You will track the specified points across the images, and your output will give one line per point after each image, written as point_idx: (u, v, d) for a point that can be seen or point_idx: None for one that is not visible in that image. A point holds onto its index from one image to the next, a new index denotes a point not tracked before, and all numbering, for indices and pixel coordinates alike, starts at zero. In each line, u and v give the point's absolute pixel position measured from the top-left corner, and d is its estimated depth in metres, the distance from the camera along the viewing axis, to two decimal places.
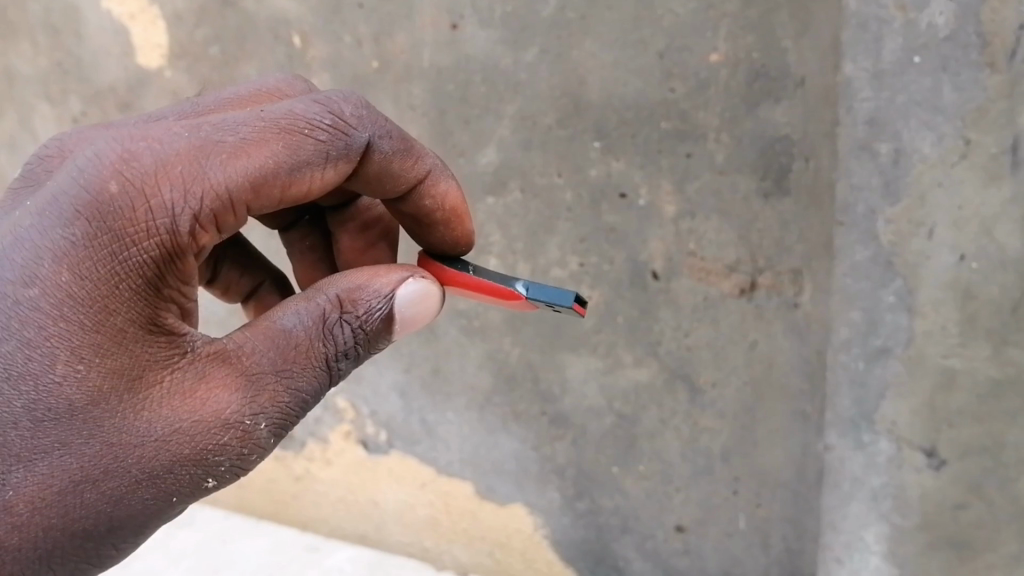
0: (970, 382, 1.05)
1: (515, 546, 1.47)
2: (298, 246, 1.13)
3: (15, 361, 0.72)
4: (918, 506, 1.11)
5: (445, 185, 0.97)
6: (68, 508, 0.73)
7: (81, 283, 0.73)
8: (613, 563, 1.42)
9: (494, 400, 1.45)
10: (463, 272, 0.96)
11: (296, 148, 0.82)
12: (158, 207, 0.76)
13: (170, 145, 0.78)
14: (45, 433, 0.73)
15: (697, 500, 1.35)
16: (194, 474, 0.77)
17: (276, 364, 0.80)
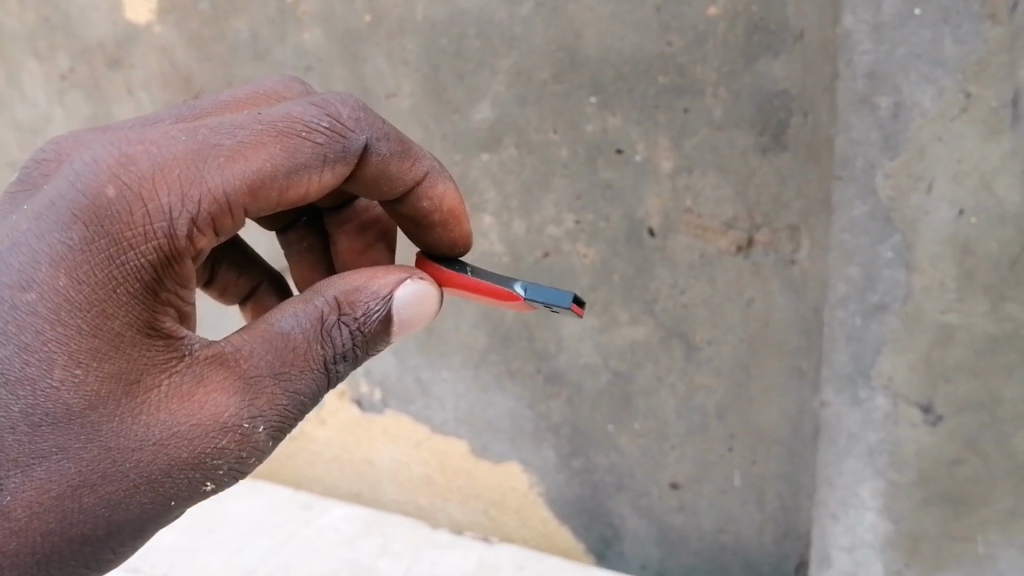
0: (968, 337, 1.06)
1: (510, 504, 1.49)
2: (295, 247, 1.15)
3: (12, 367, 0.74)
4: (914, 461, 1.12)
5: (443, 187, 0.98)
6: (66, 513, 0.75)
7: (80, 287, 0.74)
8: (608, 520, 1.43)
9: (489, 358, 1.45)
10: (461, 274, 0.98)
11: (294, 151, 0.83)
12: (155, 210, 0.77)
13: (168, 147, 0.79)
14: (43, 438, 0.74)
15: (692, 458, 1.35)
16: (192, 478, 0.79)
17: (275, 367, 0.82)
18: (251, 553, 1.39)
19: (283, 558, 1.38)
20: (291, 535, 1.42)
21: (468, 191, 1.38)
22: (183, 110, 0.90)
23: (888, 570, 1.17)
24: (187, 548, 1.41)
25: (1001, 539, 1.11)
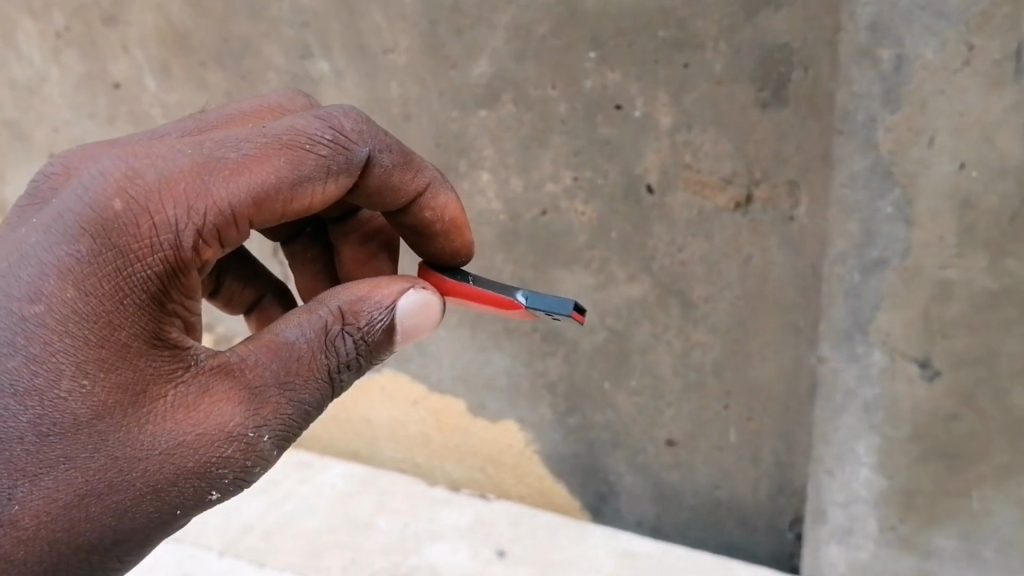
0: (966, 292, 1.06)
1: (506, 462, 1.51)
2: (300, 257, 1.13)
3: (21, 377, 0.74)
4: (909, 417, 1.13)
5: (445, 198, 0.97)
6: (73, 522, 0.75)
7: (87, 299, 0.75)
8: (603, 478, 1.45)
9: (486, 319, 1.44)
10: (463, 283, 0.97)
11: (298, 163, 0.83)
12: (162, 221, 0.77)
13: (173, 160, 0.80)
14: (50, 447, 0.74)
15: (688, 415, 1.36)
16: (197, 486, 0.79)
17: (280, 377, 0.81)
18: (247, 511, 1.39)
19: (280, 515, 1.38)
20: (288, 494, 1.42)
21: (466, 149, 1.37)
22: (191, 123, 0.90)
23: (883, 525, 1.20)
24: None
25: (996, 493, 1.13)
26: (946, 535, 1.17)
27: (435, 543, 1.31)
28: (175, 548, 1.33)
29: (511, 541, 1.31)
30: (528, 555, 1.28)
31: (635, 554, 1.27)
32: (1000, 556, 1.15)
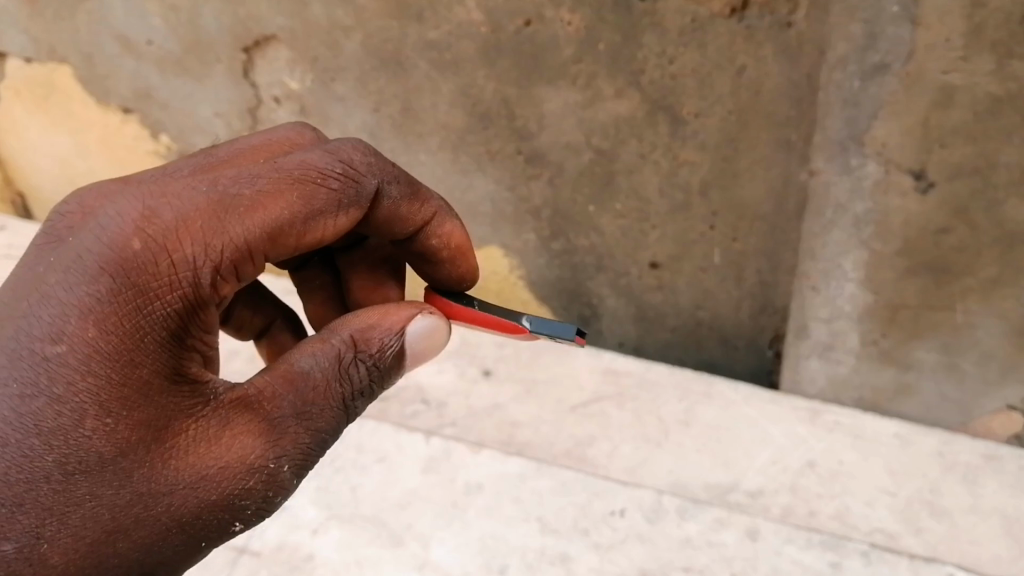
0: (969, 98, 1.01)
1: (489, 289, 1.51)
2: (306, 289, 1.11)
3: (45, 417, 0.71)
4: (899, 231, 1.13)
5: (450, 228, 0.98)
6: (99, 561, 0.72)
7: (109, 338, 0.72)
8: (587, 301, 1.46)
9: (468, 140, 1.35)
10: (470, 308, 0.97)
11: (310, 197, 0.83)
12: (180, 256, 0.75)
13: (189, 199, 0.77)
14: (76, 486, 0.71)
15: (672, 237, 1.32)
16: (219, 516, 0.77)
17: (298, 409, 0.80)
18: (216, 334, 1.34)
19: None
20: None
21: None
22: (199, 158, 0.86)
23: (865, 340, 1.23)
24: None
25: (981, 306, 1.15)
26: (927, 348, 1.21)
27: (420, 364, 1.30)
28: None
29: (497, 361, 1.29)
30: (512, 375, 1.27)
31: (618, 373, 1.25)
32: (979, 368, 1.20)
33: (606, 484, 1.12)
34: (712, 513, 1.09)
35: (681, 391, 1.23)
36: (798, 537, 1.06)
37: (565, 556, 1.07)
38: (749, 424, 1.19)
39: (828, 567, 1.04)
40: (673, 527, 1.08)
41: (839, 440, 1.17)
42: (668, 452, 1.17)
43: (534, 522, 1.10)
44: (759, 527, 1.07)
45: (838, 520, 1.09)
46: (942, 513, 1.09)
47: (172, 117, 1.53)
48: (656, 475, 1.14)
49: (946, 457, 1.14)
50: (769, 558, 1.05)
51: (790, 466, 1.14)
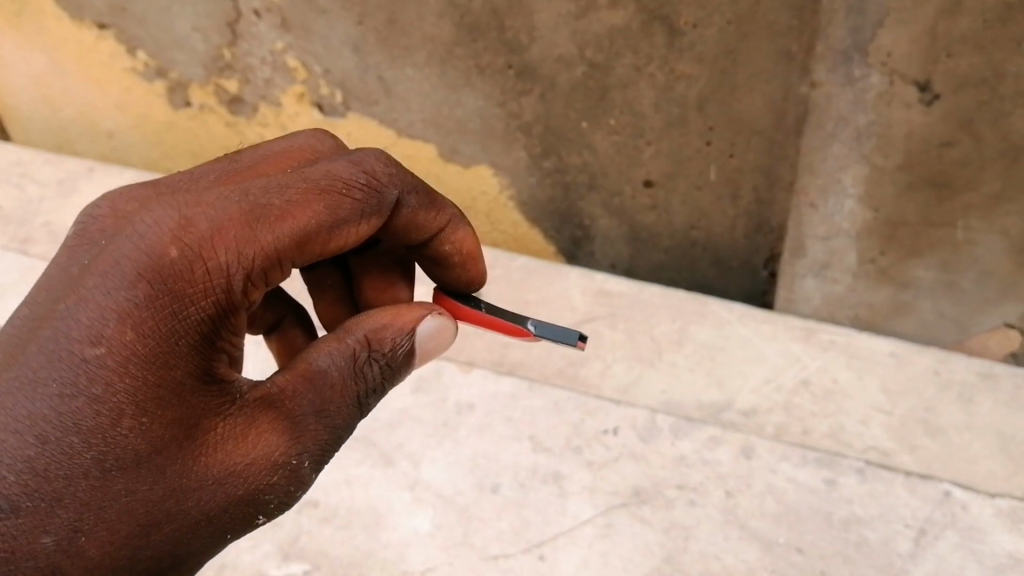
0: (979, 5, 0.97)
1: (479, 208, 1.45)
2: (315, 290, 1.01)
3: (84, 416, 0.67)
4: (901, 144, 1.10)
5: (463, 232, 0.90)
6: (131, 555, 0.69)
7: (147, 340, 0.68)
8: (578, 222, 1.40)
9: (456, 54, 1.27)
10: (478, 311, 0.93)
11: (337, 207, 0.77)
12: (214, 259, 0.71)
13: (220, 204, 0.72)
14: (112, 483, 0.68)
15: (668, 153, 1.26)
16: (244, 511, 0.75)
17: (320, 406, 0.76)
18: None
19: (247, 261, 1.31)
20: None
21: None
22: (224, 161, 0.81)
23: (863, 259, 1.22)
24: None
25: (981, 224, 1.13)
26: (925, 267, 1.19)
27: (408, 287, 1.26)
28: None
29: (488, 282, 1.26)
30: (501, 297, 1.24)
31: (611, 295, 1.22)
32: (977, 287, 1.19)
33: (598, 403, 1.10)
34: (706, 431, 1.07)
35: (674, 311, 1.20)
36: (793, 455, 1.05)
37: (558, 474, 1.05)
38: (743, 343, 1.16)
39: (824, 483, 1.03)
40: (667, 446, 1.06)
41: (833, 359, 1.14)
42: (660, 370, 1.14)
43: (526, 441, 1.08)
44: (753, 444, 1.06)
45: (831, 438, 1.07)
46: (936, 431, 1.07)
47: (148, 32, 1.42)
48: (648, 394, 1.12)
49: (941, 376, 1.11)
50: (763, 475, 1.03)
51: (785, 384, 1.12)
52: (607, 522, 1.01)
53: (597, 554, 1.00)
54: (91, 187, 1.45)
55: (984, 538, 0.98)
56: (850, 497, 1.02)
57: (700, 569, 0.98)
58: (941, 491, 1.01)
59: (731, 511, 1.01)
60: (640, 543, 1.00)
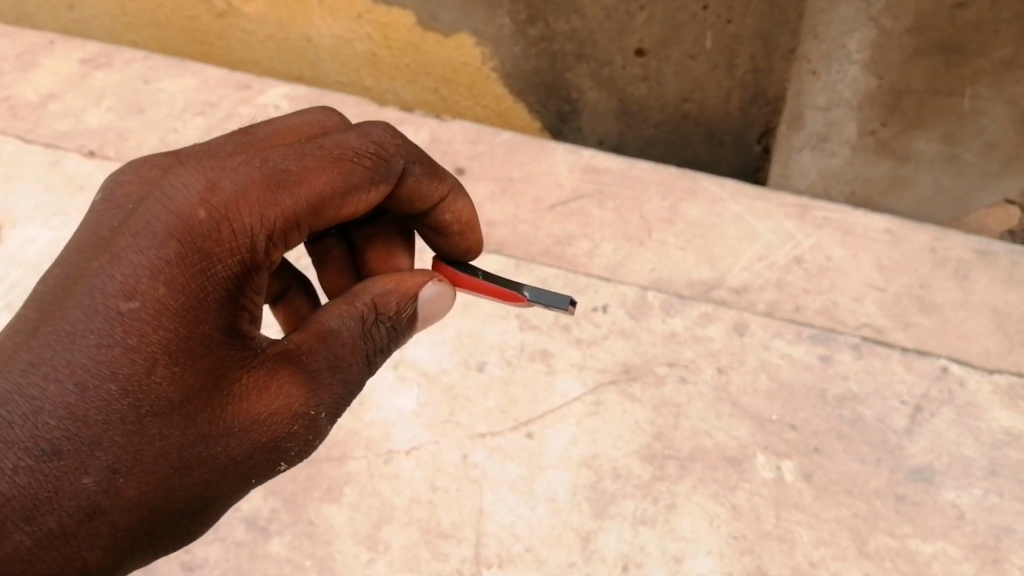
0: None
1: (460, 83, 1.37)
2: (315, 262, 0.86)
3: (120, 365, 0.60)
4: (912, 5, 1.03)
5: (462, 203, 0.79)
6: (164, 496, 0.62)
7: (180, 294, 0.62)
8: (565, 95, 1.33)
9: None
10: (475, 279, 0.82)
11: (351, 174, 0.69)
12: (238, 219, 0.64)
13: (244, 166, 0.66)
14: (148, 428, 0.61)
15: (660, 20, 1.18)
16: (266, 459, 0.67)
17: (335, 361, 0.68)
18: (173, 128, 1.23)
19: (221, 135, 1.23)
20: (228, 114, 1.25)
21: None
22: (237, 133, 0.72)
23: (863, 131, 1.17)
24: (118, 130, 1.25)
25: (989, 92, 1.08)
26: (929, 139, 1.15)
27: None
28: (108, 166, 1.20)
29: (471, 159, 1.19)
30: (485, 174, 1.18)
31: (599, 171, 1.17)
32: (980, 160, 1.15)
33: (587, 281, 1.07)
34: (698, 308, 1.04)
35: (665, 188, 1.15)
36: (787, 332, 1.02)
37: (546, 352, 1.02)
38: (735, 220, 1.12)
39: (819, 360, 1.00)
40: (658, 323, 1.03)
41: (829, 235, 1.10)
42: (648, 248, 1.10)
43: (513, 320, 1.04)
44: (747, 322, 1.03)
45: (825, 315, 1.04)
46: (931, 308, 1.04)
47: None
48: (637, 272, 1.08)
49: (937, 253, 1.08)
50: (756, 351, 1.01)
51: (776, 262, 1.08)
52: (597, 401, 0.98)
53: (586, 431, 0.96)
54: (51, 60, 1.33)
55: (982, 414, 0.96)
56: (846, 374, 0.99)
57: (691, 446, 0.95)
58: (938, 368, 0.99)
59: (723, 388, 0.99)
60: (631, 420, 0.97)
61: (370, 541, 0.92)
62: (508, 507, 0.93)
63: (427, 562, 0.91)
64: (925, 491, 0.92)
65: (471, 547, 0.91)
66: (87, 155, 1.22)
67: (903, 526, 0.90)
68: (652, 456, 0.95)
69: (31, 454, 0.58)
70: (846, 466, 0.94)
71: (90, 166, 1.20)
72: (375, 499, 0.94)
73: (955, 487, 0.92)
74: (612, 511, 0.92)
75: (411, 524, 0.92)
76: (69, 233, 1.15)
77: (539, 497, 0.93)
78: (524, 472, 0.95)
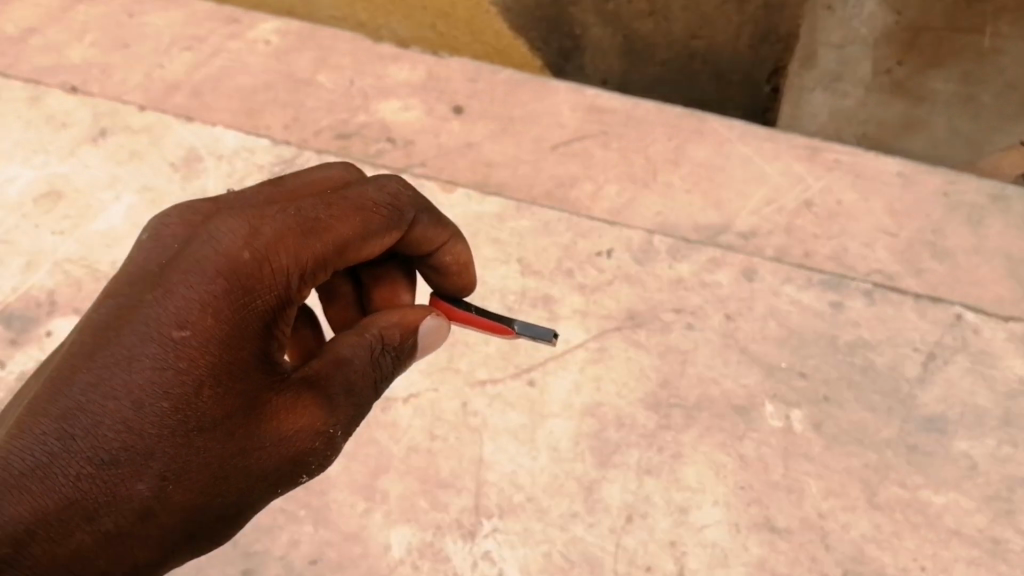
0: None
1: (457, 16, 1.29)
2: (321, 299, 0.79)
3: (171, 385, 0.57)
4: None
5: (459, 248, 0.75)
6: (206, 502, 0.60)
7: (224, 325, 0.59)
8: (568, 31, 1.28)
9: None
10: (469, 313, 0.78)
11: (371, 223, 0.67)
12: (276, 260, 0.61)
13: (279, 211, 0.63)
14: (195, 443, 0.58)
15: None
16: (290, 471, 0.63)
17: (350, 385, 0.65)
18: (159, 63, 1.18)
19: (210, 71, 1.18)
20: (217, 49, 1.19)
21: None
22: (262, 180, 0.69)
23: (878, 69, 1.21)
24: (101, 65, 1.19)
25: (1012, 29, 1.16)
26: (946, 79, 1.19)
27: (384, 100, 1.14)
28: (92, 103, 1.16)
29: (470, 97, 1.14)
30: (484, 114, 1.13)
31: (603, 111, 1.12)
32: (998, 101, 1.18)
33: (591, 225, 1.04)
34: (705, 253, 1.01)
35: (671, 128, 1.11)
36: (797, 278, 1.00)
37: (548, 299, 0.99)
38: (743, 161, 1.08)
39: (829, 307, 0.98)
40: (664, 269, 1.00)
41: (839, 179, 1.06)
42: (654, 190, 1.07)
43: (514, 265, 1.01)
44: (756, 267, 1.00)
45: (834, 261, 1.01)
46: (944, 254, 1.01)
47: None
48: (643, 215, 1.05)
49: (950, 198, 1.05)
50: (766, 297, 0.98)
51: (786, 206, 1.05)
52: (601, 347, 0.96)
53: (589, 379, 0.94)
54: None
55: (997, 362, 0.94)
56: (857, 321, 0.97)
57: (697, 394, 0.93)
58: (952, 315, 0.97)
59: (731, 335, 0.96)
60: (634, 367, 0.95)
61: (368, 491, 0.90)
62: (509, 456, 0.91)
63: (427, 512, 0.89)
64: (937, 441, 0.91)
65: (471, 498, 0.89)
66: (69, 91, 1.17)
67: (914, 477, 0.89)
68: (657, 404, 0.93)
69: (91, 462, 0.56)
70: (856, 415, 0.92)
71: (73, 104, 1.16)
72: (373, 448, 0.92)
73: (969, 438, 0.91)
74: (616, 461, 0.90)
75: (409, 473, 0.91)
76: (50, 173, 1.11)
77: (542, 447, 0.91)
78: (525, 420, 0.93)
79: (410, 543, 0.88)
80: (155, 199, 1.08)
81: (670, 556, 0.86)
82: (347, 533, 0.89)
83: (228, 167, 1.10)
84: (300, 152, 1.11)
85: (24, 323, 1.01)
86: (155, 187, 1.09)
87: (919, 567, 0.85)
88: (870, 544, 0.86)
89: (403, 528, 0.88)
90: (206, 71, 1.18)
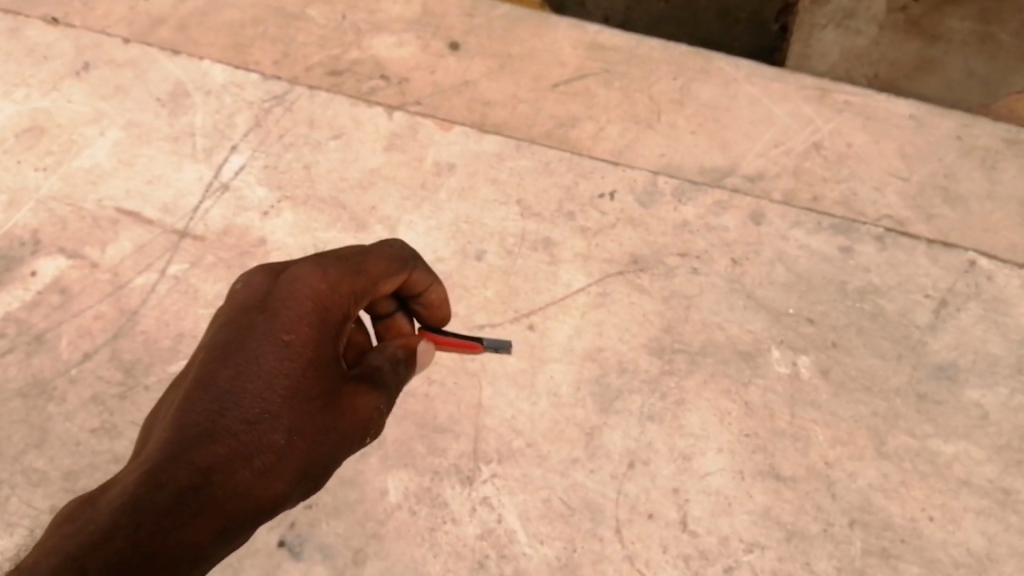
0: None
1: None
2: None
3: (288, 368, 0.57)
4: None
5: (439, 286, 0.72)
6: (318, 453, 0.59)
7: (320, 329, 0.59)
8: None
9: None
10: (444, 336, 0.76)
11: (390, 263, 0.65)
12: (345, 286, 0.61)
13: (335, 253, 0.63)
14: (310, 408, 0.58)
15: None
16: (358, 434, 0.61)
17: (383, 381, 0.64)
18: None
19: (196, 4, 1.13)
20: None
21: None
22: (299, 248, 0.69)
23: (892, 6, 1.21)
24: None
25: None
26: (963, 17, 1.19)
27: (378, 35, 1.10)
28: (74, 35, 1.11)
29: (467, 33, 1.10)
30: (482, 51, 1.09)
31: (604, 48, 1.08)
32: (1016, 40, 1.18)
33: (593, 165, 1.00)
34: (710, 195, 0.98)
35: (677, 67, 1.07)
36: (806, 222, 0.97)
37: (548, 242, 0.96)
38: (752, 102, 1.04)
39: (838, 252, 0.95)
40: (670, 211, 0.97)
41: (849, 121, 1.03)
42: (657, 132, 1.03)
43: (514, 207, 0.98)
44: (765, 210, 0.97)
45: (844, 206, 0.99)
46: (956, 200, 0.98)
47: None
48: (648, 157, 1.02)
49: (964, 142, 1.02)
50: (773, 242, 0.96)
51: (794, 149, 1.02)
52: (603, 292, 0.94)
53: (590, 323, 0.92)
54: None
55: (1009, 310, 0.92)
56: (868, 266, 0.95)
57: (702, 340, 0.91)
58: (966, 261, 0.94)
59: (737, 281, 0.94)
60: (638, 312, 0.93)
61: None
62: (509, 402, 0.89)
63: (424, 458, 0.87)
64: (947, 389, 0.89)
65: (470, 443, 0.88)
66: (50, 23, 1.12)
67: (923, 425, 0.88)
68: (659, 349, 0.91)
69: (242, 422, 0.56)
70: (863, 362, 0.90)
71: (54, 36, 1.11)
72: None
73: (980, 386, 0.89)
74: (617, 407, 0.89)
75: (406, 419, 0.89)
76: (31, 107, 1.07)
77: (542, 392, 0.89)
78: (525, 365, 0.90)
79: (406, 489, 0.86)
80: (140, 135, 1.04)
81: (672, 503, 0.85)
82: (342, 478, 0.87)
83: (217, 103, 1.06)
84: (291, 87, 1.06)
85: (6, 264, 0.98)
86: (140, 123, 1.05)
87: (927, 517, 0.84)
88: (877, 493, 0.85)
89: (399, 474, 0.87)
90: (192, 5, 1.13)
